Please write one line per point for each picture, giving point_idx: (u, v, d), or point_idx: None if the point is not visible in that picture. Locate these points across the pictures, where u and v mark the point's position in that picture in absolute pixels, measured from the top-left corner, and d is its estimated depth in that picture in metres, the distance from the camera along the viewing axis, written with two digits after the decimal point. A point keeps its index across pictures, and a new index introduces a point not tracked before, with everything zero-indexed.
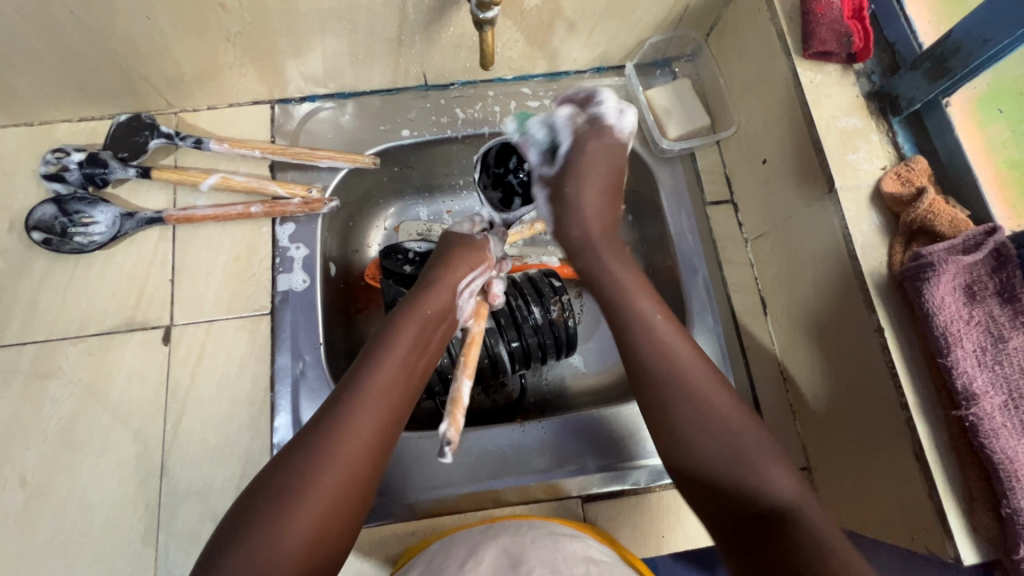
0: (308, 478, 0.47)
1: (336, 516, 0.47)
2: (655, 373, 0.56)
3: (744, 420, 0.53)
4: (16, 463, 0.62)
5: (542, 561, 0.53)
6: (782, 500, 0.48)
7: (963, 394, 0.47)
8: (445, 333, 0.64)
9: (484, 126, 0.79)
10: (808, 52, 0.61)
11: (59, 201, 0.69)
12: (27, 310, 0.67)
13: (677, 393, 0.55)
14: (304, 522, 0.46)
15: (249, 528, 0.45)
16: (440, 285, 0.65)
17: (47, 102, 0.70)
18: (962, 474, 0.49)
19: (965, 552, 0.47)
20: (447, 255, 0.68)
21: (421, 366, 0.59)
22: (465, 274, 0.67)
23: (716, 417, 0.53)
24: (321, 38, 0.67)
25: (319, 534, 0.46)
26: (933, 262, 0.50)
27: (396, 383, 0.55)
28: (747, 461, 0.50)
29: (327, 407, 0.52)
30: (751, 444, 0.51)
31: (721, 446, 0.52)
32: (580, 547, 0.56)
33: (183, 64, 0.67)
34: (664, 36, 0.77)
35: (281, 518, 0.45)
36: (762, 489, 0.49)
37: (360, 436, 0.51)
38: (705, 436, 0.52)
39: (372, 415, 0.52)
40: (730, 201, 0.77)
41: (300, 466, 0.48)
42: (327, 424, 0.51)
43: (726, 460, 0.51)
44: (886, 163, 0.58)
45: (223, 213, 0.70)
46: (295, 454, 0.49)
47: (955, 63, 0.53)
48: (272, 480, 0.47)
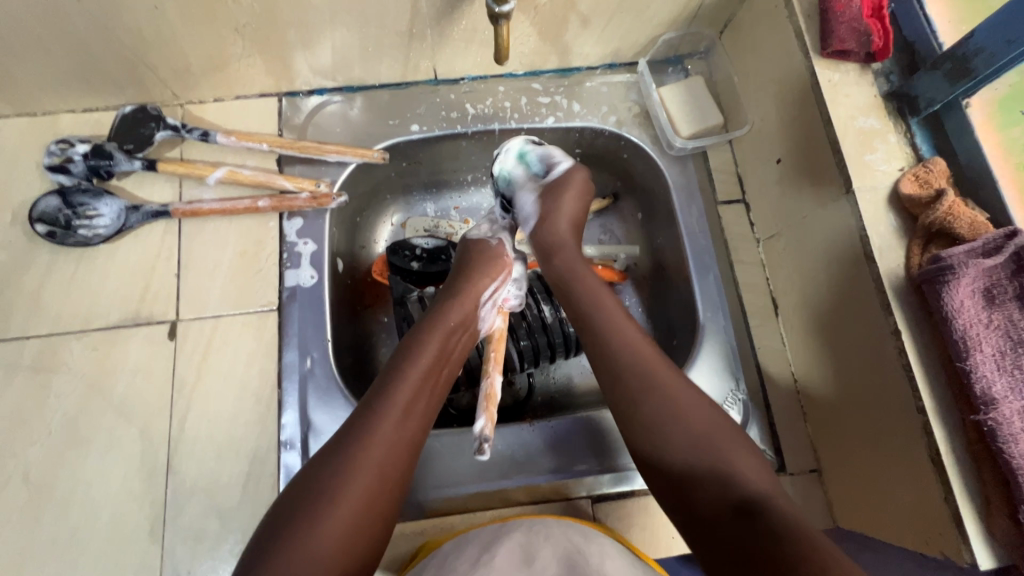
0: (341, 484, 0.46)
1: (368, 525, 0.47)
2: (624, 371, 0.55)
3: (712, 417, 0.52)
4: (19, 459, 0.61)
5: (555, 555, 0.53)
6: (758, 492, 0.46)
7: (982, 398, 0.47)
8: (466, 344, 0.63)
9: (494, 122, 0.78)
10: (827, 51, 0.61)
11: (63, 193, 0.68)
12: (31, 304, 0.66)
13: (642, 389, 0.54)
14: (338, 527, 0.45)
15: (283, 537, 0.43)
16: (464, 294, 0.64)
17: (51, 92, 0.69)
18: (979, 478, 0.48)
19: (981, 557, 0.47)
20: (469, 265, 0.68)
21: (444, 378, 0.58)
22: (488, 285, 0.66)
23: (687, 414, 0.52)
24: (331, 30, 0.66)
25: (351, 539, 0.45)
26: (953, 264, 0.49)
27: (423, 393, 0.55)
28: (720, 456, 0.49)
29: (356, 415, 0.52)
30: (721, 439, 0.50)
31: (690, 437, 0.51)
32: (595, 540, 0.56)
33: (190, 55, 0.66)
34: (678, 33, 0.76)
35: (314, 524, 0.44)
36: (734, 482, 0.47)
37: (388, 444, 0.50)
38: (674, 434, 0.51)
39: (402, 424, 0.52)
40: (742, 200, 0.76)
41: (332, 474, 0.47)
42: (356, 432, 0.50)
43: (695, 450, 0.50)
44: (904, 164, 0.58)
45: (231, 207, 0.69)
46: (326, 461, 0.48)
47: (977, 64, 0.52)
48: (307, 489, 0.46)
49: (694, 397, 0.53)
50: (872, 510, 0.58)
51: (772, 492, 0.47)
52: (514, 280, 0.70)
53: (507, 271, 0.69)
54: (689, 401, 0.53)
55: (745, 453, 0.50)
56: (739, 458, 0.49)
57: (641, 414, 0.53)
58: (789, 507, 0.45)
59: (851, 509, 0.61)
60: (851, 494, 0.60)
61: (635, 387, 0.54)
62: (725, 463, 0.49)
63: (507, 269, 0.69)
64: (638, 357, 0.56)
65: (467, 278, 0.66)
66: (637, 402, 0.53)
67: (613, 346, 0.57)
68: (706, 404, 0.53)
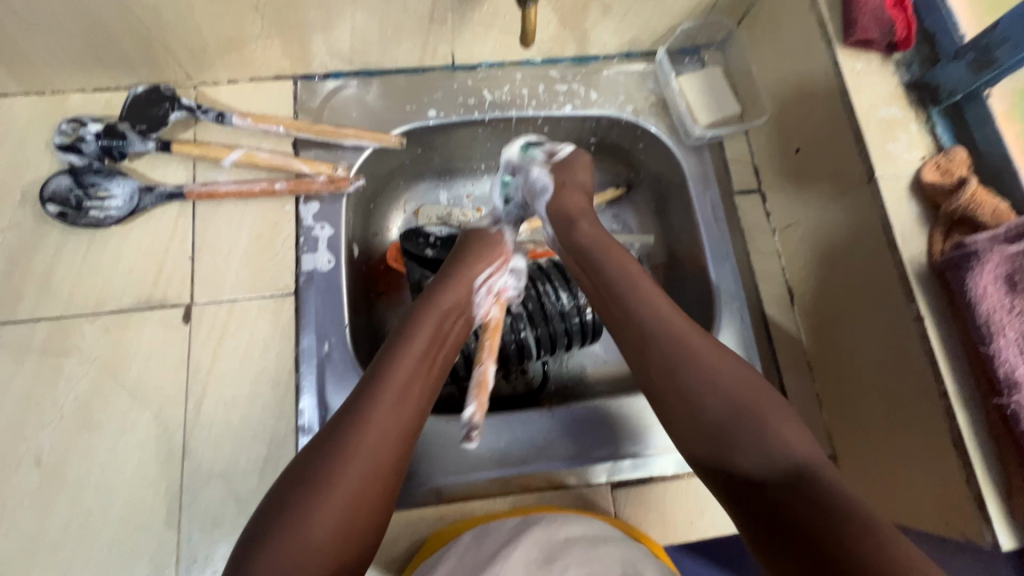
0: (333, 475, 0.46)
1: (364, 512, 0.46)
2: (654, 341, 0.54)
3: (754, 386, 0.51)
4: (30, 443, 0.60)
5: (577, 562, 0.51)
6: (799, 461, 0.46)
7: (1005, 382, 0.47)
8: (462, 328, 0.62)
9: (511, 109, 0.77)
10: (850, 40, 0.61)
11: (75, 172, 0.67)
12: (41, 286, 0.65)
13: (680, 359, 0.53)
14: (331, 518, 0.44)
15: (275, 529, 0.43)
16: (456, 279, 0.63)
17: (62, 70, 0.67)
18: (1001, 461, 0.49)
19: (1003, 538, 0.47)
20: (467, 248, 0.67)
21: (438, 361, 0.57)
22: (483, 269, 0.65)
23: (723, 384, 0.51)
24: (352, 12, 0.65)
25: (345, 528, 0.45)
26: (976, 250, 0.50)
27: (416, 379, 0.54)
28: (760, 424, 0.49)
29: (347, 403, 0.51)
30: (764, 410, 0.49)
31: (728, 406, 0.50)
32: (617, 547, 0.54)
33: (206, 34, 0.65)
34: (696, 22, 0.76)
35: (306, 516, 0.44)
36: (779, 452, 0.47)
37: (382, 432, 0.49)
38: (713, 402, 0.50)
39: (396, 410, 0.51)
40: (757, 190, 0.77)
41: (322, 465, 0.46)
42: (347, 421, 0.49)
43: (734, 422, 0.49)
44: (925, 153, 0.58)
45: (246, 190, 0.69)
46: (321, 448, 0.48)
47: (1001, 55, 0.53)
48: (302, 477, 0.46)
49: (736, 368, 0.52)
50: (890, 494, 0.59)
51: (817, 461, 0.46)
52: (511, 270, 0.69)
53: (506, 260, 0.68)
54: (725, 373, 0.52)
55: (788, 421, 0.49)
56: (783, 428, 0.48)
57: (674, 386, 0.52)
58: (834, 477, 0.45)
59: (869, 494, 0.61)
60: (869, 479, 0.61)
61: (664, 359, 0.53)
62: (765, 427, 0.48)
63: (505, 259, 0.68)
64: (669, 330, 0.54)
65: (461, 264, 0.65)
66: (671, 373, 0.53)
67: (645, 322, 0.56)
68: (742, 372, 0.52)
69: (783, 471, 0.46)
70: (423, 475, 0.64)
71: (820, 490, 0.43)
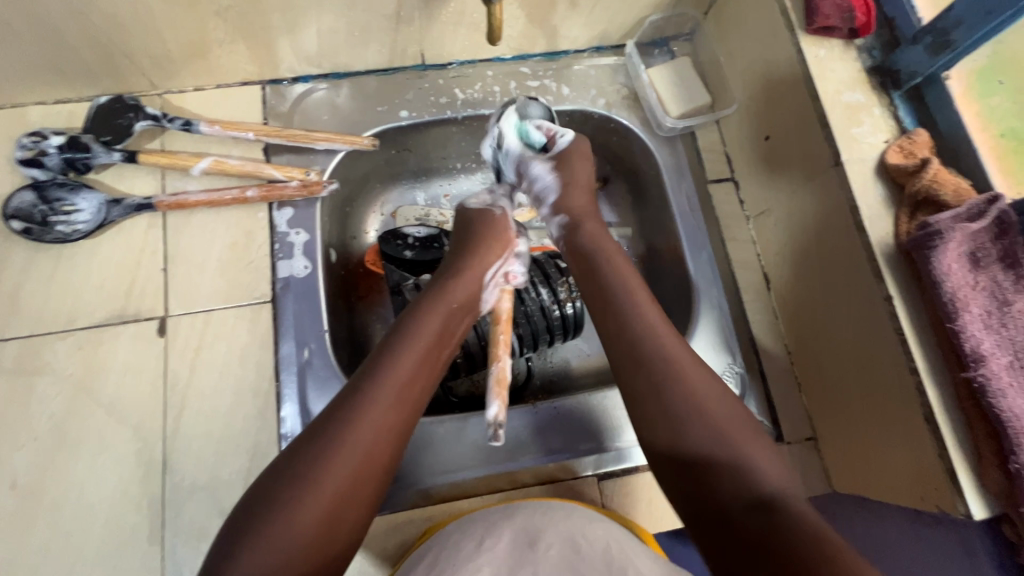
0: (327, 464, 0.45)
1: (356, 499, 0.45)
2: (644, 363, 0.54)
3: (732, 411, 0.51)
4: (4, 465, 0.59)
5: (561, 537, 0.51)
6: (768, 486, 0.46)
7: (971, 355, 0.49)
8: (467, 324, 0.62)
9: (483, 107, 0.78)
10: (813, 27, 0.63)
11: (38, 188, 0.65)
12: (8, 304, 0.63)
13: (664, 388, 0.52)
14: (323, 507, 0.43)
15: (264, 519, 0.42)
16: (467, 269, 0.63)
17: (19, 82, 0.65)
18: (971, 434, 0.50)
19: (974, 507, 0.49)
20: (478, 237, 0.66)
21: (443, 358, 0.57)
22: (494, 262, 0.65)
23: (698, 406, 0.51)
24: (317, 13, 0.64)
25: (335, 519, 0.44)
26: (940, 230, 0.51)
27: (421, 372, 0.53)
28: (729, 450, 0.49)
29: (345, 393, 0.49)
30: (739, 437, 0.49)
31: (697, 421, 0.50)
32: (599, 525, 0.54)
33: (168, 40, 0.64)
34: (663, 15, 0.77)
35: (297, 505, 0.43)
36: (745, 471, 0.47)
37: (380, 423, 0.48)
38: (684, 422, 0.51)
39: (397, 403, 0.50)
40: (730, 179, 0.78)
41: (315, 458, 0.45)
42: (348, 408, 0.48)
43: (702, 433, 0.50)
44: (889, 136, 0.60)
45: (217, 198, 0.67)
46: (311, 441, 0.46)
47: (957, 37, 0.54)
48: (289, 467, 0.45)
49: (724, 401, 0.52)
50: (867, 471, 0.60)
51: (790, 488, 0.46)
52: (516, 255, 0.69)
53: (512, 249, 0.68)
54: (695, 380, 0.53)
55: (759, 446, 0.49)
56: (753, 449, 0.49)
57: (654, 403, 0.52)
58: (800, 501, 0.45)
59: (846, 472, 0.63)
60: (845, 459, 0.63)
61: (648, 376, 0.53)
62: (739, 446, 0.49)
63: (512, 246, 0.68)
64: (665, 358, 0.54)
65: (467, 254, 0.64)
66: (648, 388, 0.53)
67: (638, 350, 0.55)
68: (728, 404, 0.52)
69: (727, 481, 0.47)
70: (410, 477, 0.64)
71: (789, 515, 0.43)
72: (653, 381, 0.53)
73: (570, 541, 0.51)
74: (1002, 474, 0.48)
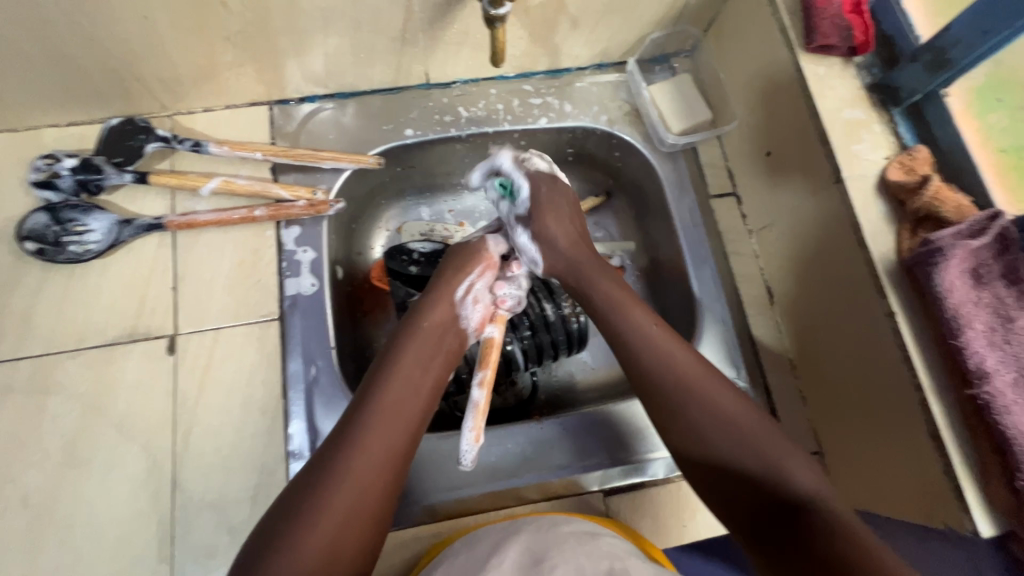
0: (321, 498, 0.46)
1: (357, 525, 0.46)
2: (657, 382, 0.56)
3: (764, 428, 0.53)
4: (16, 484, 0.59)
5: (565, 558, 0.51)
6: (802, 491, 0.49)
7: (975, 373, 0.49)
8: (451, 344, 0.61)
9: (487, 125, 0.79)
10: (812, 45, 0.63)
11: (51, 209, 0.67)
12: (22, 323, 0.64)
13: (684, 405, 0.55)
14: (323, 538, 0.44)
15: (267, 560, 0.43)
16: (442, 293, 0.63)
17: (33, 106, 0.67)
18: (977, 450, 0.50)
19: (982, 525, 0.49)
20: (448, 261, 0.66)
21: (429, 381, 0.57)
22: (465, 280, 0.65)
23: (722, 416, 0.53)
24: (323, 36, 0.66)
25: (338, 547, 0.45)
26: (942, 247, 0.51)
27: (403, 402, 0.54)
28: (761, 458, 0.51)
29: (337, 428, 0.51)
30: (763, 445, 0.51)
31: (729, 438, 0.52)
32: (603, 544, 0.54)
33: (178, 64, 0.65)
34: (664, 32, 0.78)
35: (297, 537, 0.44)
36: (781, 484, 0.49)
37: (368, 452, 0.49)
38: (716, 440, 0.53)
39: (380, 435, 0.50)
40: (732, 193, 0.78)
41: (310, 491, 0.46)
42: (338, 441, 0.49)
43: (734, 446, 0.52)
44: (889, 153, 0.60)
45: (226, 218, 0.69)
46: (307, 477, 0.48)
47: (955, 55, 0.55)
48: (287, 504, 0.46)
49: (746, 408, 0.54)
50: (874, 487, 0.60)
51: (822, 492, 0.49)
52: (505, 278, 0.68)
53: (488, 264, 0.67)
54: (722, 398, 0.54)
55: (795, 457, 0.51)
56: (791, 461, 0.50)
57: (676, 419, 0.55)
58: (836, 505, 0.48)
59: (854, 487, 0.62)
60: (851, 474, 0.63)
61: (674, 405, 0.55)
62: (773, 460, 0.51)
63: (489, 266, 0.67)
64: (677, 375, 0.56)
65: (444, 279, 0.64)
66: (678, 409, 0.55)
67: (650, 369, 0.57)
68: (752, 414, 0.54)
69: (769, 493, 0.49)
70: (416, 494, 0.64)
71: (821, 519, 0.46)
72: (670, 401, 0.55)
73: (576, 562, 0.51)
74: (1008, 491, 0.47)
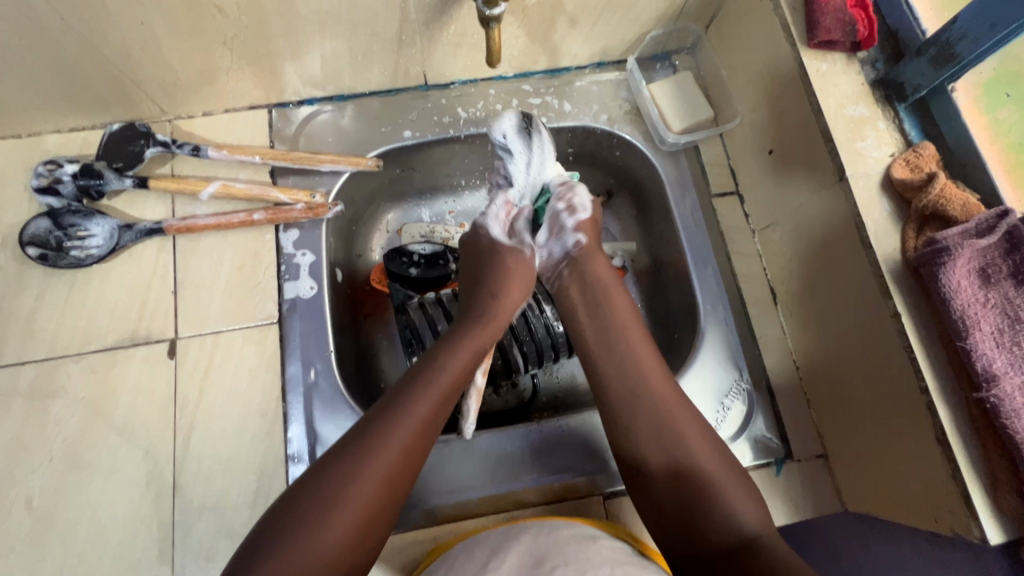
0: (350, 488, 0.46)
1: (374, 523, 0.47)
2: (602, 331, 0.64)
3: (694, 431, 0.57)
4: (20, 487, 0.60)
5: (566, 559, 0.50)
6: (748, 532, 0.51)
7: (983, 375, 0.48)
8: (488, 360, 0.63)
9: (485, 126, 0.78)
10: (814, 41, 0.62)
11: (54, 214, 0.67)
12: (25, 328, 0.65)
13: (621, 420, 0.59)
14: (343, 529, 0.45)
15: (285, 539, 0.44)
16: (496, 305, 0.64)
17: (35, 112, 0.67)
18: (985, 455, 0.49)
19: (990, 532, 0.47)
20: (498, 270, 0.67)
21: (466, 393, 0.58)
22: (519, 301, 0.66)
23: (641, 387, 0.59)
24: (320, 39, 0.65)
25: (352, 541, 0.46)
26: (948, 246, 0.50)
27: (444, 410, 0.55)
28: (706, 487, 0.54)
29: (373, 414, 0.51)
30: (696, 462, 0.55)
31: (658, 428, 0.57)
32: (605, 549, 0.53)
33: (177, 69, 0.65)
34: (664, 30, 0.77)
35: (319, 524, 0.45)
36: (724, 519, 0.51)
37: (404, 452, 0.50)
38: (643, 446, 0.57)
39: (420, 443, 0.51)
40: (735, 192, 0.77)
41: (341, 479, 0.47)
42: (378, 432, 0.50)
43: (658, 440, 0.57)
44: (895, 150, 0.59)
45: (225, 222, 0.69)
46: (339, 460, 0.48)
47: (961, 50, 0.54)
48: (309, 486, 0.47)
49: (687, 416, 0.58)
50: (880, 492, 0.59)
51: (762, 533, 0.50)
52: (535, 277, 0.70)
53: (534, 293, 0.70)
54: (658, 385, 0.59)
55: (728, 482, 0.54)
56: (735, 498, 0.53)
57: (602, 389, 0.61)
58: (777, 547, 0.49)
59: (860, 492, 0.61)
60: (857, 478, 0.62)
61: (607, 363, 0.62)
62: (710, 488, 0.54)
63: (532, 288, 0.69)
64: (622, 346, 0.62)
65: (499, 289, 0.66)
66: (591, 354, 0.63)
67: (606, 368, 0.61)
68: (684, 409, 0.58)
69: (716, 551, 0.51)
70: (415, 497, 0.64)
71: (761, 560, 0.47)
72: (615, 385, 0.60)
73: (576, 564, 0.50)
74: (1017, 498, 0.46)
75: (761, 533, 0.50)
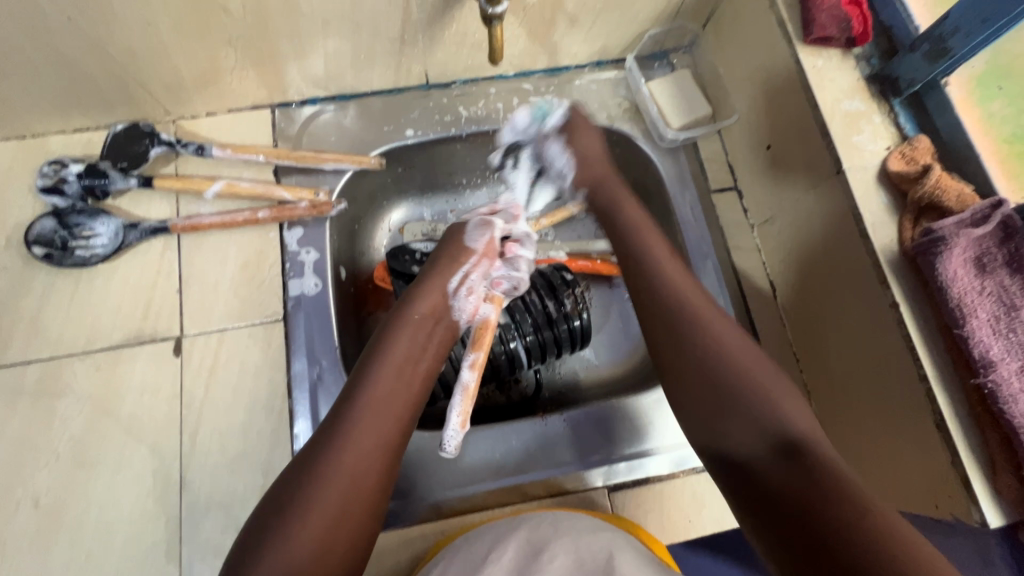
0: (314, 490, 0.46)
1: (350, 519, 0.46)
2: (635, 262, 0.62)
3: (755, 363, 0.54)
4: (27, 485, 0.60)
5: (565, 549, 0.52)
6: (798, 433, 0.48)
7: (980, 361, 0.49)
8: (441, 335, 0.62)
9: (487, 124, 0.79)
10: (810, 38, 0.63)
11: (59, 214, 0.68)
12: (30, 327, 0.65)
13: (687, 331, 0.56)
14: (314, 530, 0.45)
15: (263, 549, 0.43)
16: (432, 285, 0.64)
17: (40, 113, 0.68)
18: (984, 440, 0.50)
19: (989, 515, 0.48)
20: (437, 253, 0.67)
21: (421, 371, 0.57)
22: (461, 271, 0.66)
23: (688, 306, 0.58)
24: (323, 39, 0.66)
25: (331, 539, 0.45)
26: (944, 236, 0.51)
27: (398, 393, 0.54)
28: (758, 400, 0.51)
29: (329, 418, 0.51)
30: (759, 380, 0.52)
31: (709, 351, 0.54)
32: (607, 537, 0.53)
33: (181, 69, 0.66)
34: (663, 28, 0.78)
35: (289, 529, 0.44)
36: (776, 426, 0.49)
37: (364, 445, 0.49)
38: (699, 376, 0.54)
39: (377, 427, 0.51)
40: (733, 188, 0.78)
41: (303, 485, 0.46)
42: (334, 432, 0.50)
43: (705, 366, 0.54)
44: (890, 143, 0.60)
45: (230, 220, 0.69)
46: (301, 468, 0.48)
47: (954, 44, 0.55)
48: (280, 498, 0.46)
49: (739, 341, 0.55)
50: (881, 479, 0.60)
51: (813, 435, 0.48)
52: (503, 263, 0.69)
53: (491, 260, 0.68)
54: (713, 317, 0.57)
55: (788, 398, 0.51)
56: (787, 403, 0.51)
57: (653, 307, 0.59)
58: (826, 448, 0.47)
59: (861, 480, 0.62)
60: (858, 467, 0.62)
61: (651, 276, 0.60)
62: (761, 400, 0.51)
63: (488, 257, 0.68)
64: (664, 279, 0.60)
65: (437, 268, 0.65)
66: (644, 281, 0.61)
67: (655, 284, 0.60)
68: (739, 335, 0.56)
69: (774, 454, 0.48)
70: (421, 491, 0.64)
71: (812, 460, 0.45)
72: (672, 311, 0.57)
73: (575, 552, 0.51)
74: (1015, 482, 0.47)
75: (809, 434, 0.49)
